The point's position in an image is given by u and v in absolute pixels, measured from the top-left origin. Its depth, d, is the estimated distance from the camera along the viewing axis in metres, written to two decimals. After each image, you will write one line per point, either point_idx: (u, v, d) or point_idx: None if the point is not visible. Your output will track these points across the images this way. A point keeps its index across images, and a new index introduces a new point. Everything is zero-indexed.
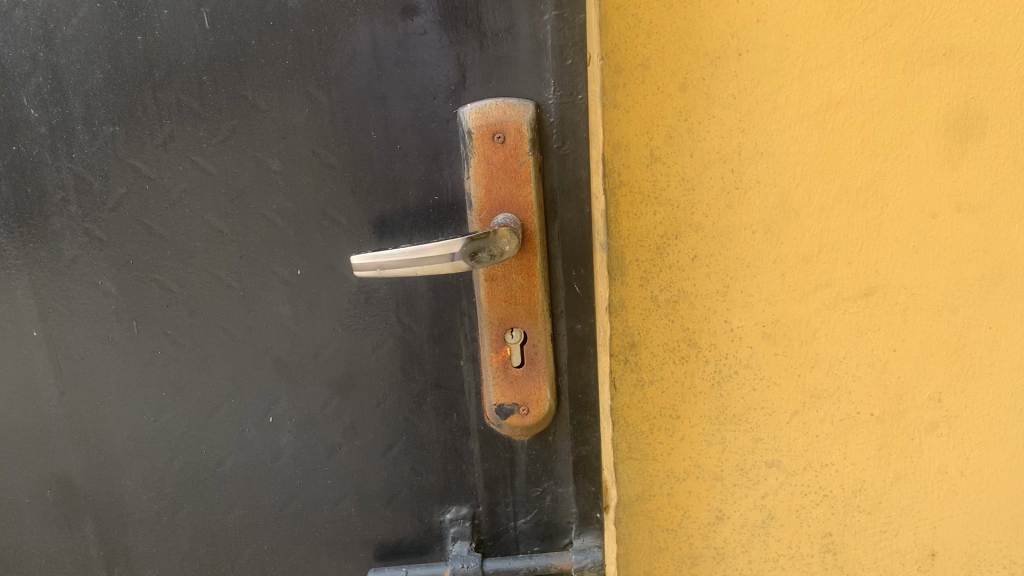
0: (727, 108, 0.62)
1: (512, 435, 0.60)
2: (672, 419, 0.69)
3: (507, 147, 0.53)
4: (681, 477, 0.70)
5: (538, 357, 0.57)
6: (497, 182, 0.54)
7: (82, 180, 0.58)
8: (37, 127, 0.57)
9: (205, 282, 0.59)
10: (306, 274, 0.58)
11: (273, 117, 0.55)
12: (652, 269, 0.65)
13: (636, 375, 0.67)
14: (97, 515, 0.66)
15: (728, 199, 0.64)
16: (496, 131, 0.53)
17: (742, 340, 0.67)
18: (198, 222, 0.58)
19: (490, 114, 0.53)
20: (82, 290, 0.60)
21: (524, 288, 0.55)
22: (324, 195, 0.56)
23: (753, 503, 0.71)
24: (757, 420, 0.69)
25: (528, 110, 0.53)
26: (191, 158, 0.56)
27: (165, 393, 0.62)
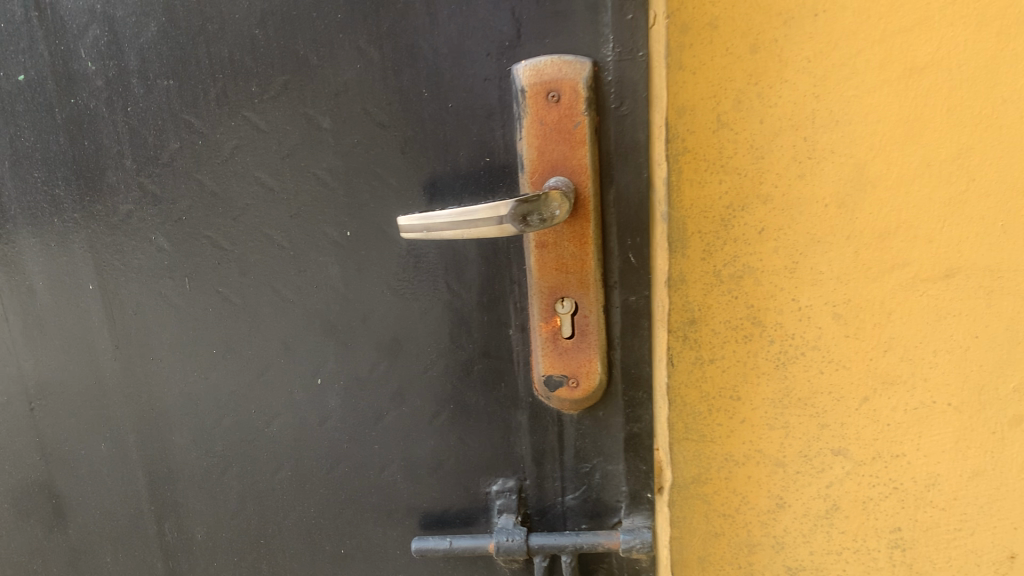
0: (801, 72, 0.58)
1: (561, 408, 0.58)
2: (732, 401, 0.66)
3: (561, 106, 0.51)
4: (740, 461, 0.67)
5: (589, 330, 0.55)
6: (550, 143, 0.51)
7: (138, 134, 0.60)
8: (95, 81, 0.59)
9: (255, 240, 0.59)
10: (356, 235, 0.57)
11: (325, 72, 0.54)
12: (714, 242, 0.62)
13: (695, 353, 0.65)
14: (148, 467, 0.68)
15: (800, 168, 0.60)
16: (550, 89, 0.51)
17: (810, 320, 0.64)
18: (251, 179, 0.58)
19: (544, 71, 0.50)
20: (137, 245, 0.62)
21: (576, 257, 0.53)
22: (374, 155, 0.55)
23: (817, 492, 0.68)
24: (824, 405, 0.66)
25: (585, 69, 0.50)
26: (243, 114, 0.57)
27: (213, 351, 0.62)
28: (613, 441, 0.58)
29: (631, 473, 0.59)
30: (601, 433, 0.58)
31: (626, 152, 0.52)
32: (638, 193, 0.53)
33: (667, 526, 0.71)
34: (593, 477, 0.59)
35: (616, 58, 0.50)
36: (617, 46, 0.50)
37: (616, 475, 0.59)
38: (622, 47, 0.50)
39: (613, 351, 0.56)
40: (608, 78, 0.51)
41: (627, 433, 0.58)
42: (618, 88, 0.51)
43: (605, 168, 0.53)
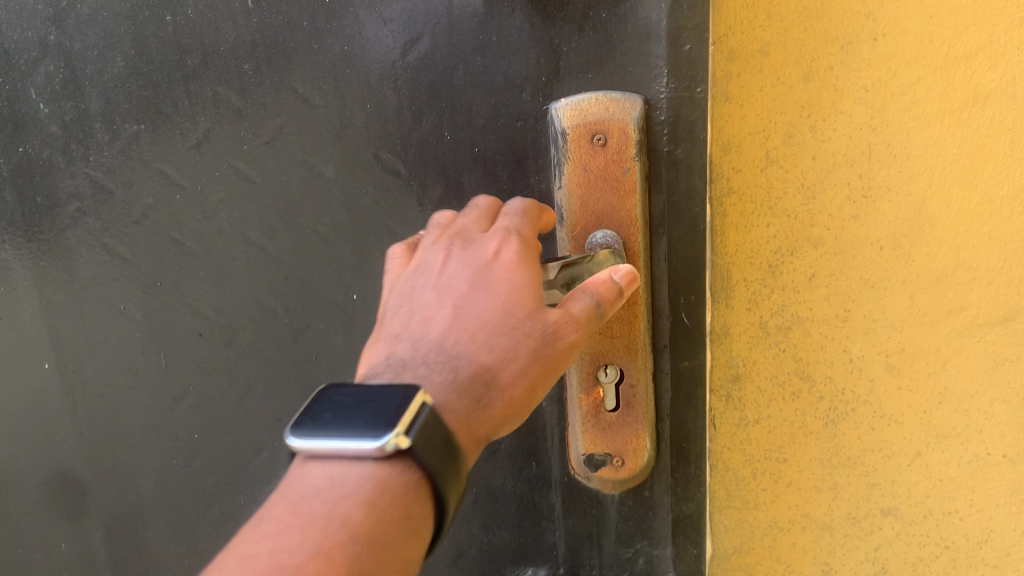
0: (857, 102, 0.53)
1: (602, 488, 0.57)
2: (778, 463, 0.61)
3: (608, 151, 0.52)
4: (785, 528, 0.62)
5: (636, 402, 0.54)
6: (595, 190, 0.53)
7: (138, 198, 0.64)
8: (100, 139, 0.63)
9: (248, 311, 0.64)
10: (361, 298, 0.61)
11: (329, 112, 0.58)
12: (761, 291, 0.57)
13: (739, 413, 0.60)
14: (166, 518, 0.70)
15: (854, 210, 0.55)
16: (595, 132, 0.52)
17: (862, 373, 0.58)
18: (250, 229, 0.62)
19: (588, 110, 0.52)
20: (107, 317, 0.67)
21: (624, 320, 0.53)
22: (384, 208, 0.59)
23: (865, 555, 0.62)
24: (874, 462, 0.60)
25: (636, 108, 0.51)
26: (229, 162, 0.61)
27: (224, 401, 0.66)
28: (657, 525, 0.58)
29: (680, 558, 0.58)
30: (648, 515, 0.58)
31: (682, 199, 0.52)
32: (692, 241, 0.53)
33: None
34: (636, 563, 0.58)
35: (670, 93, 0.51)
36: (672, 81, 0.51)
37: (663, 559, 0.58)
38: (678, 82, 0.51)
39: (662, 423, 0.56)
40: (660, 116, 0.52)
41: (676, 515, 0.57)
42: (674, 130, 0.51)
43: (657, 219, 0.53)
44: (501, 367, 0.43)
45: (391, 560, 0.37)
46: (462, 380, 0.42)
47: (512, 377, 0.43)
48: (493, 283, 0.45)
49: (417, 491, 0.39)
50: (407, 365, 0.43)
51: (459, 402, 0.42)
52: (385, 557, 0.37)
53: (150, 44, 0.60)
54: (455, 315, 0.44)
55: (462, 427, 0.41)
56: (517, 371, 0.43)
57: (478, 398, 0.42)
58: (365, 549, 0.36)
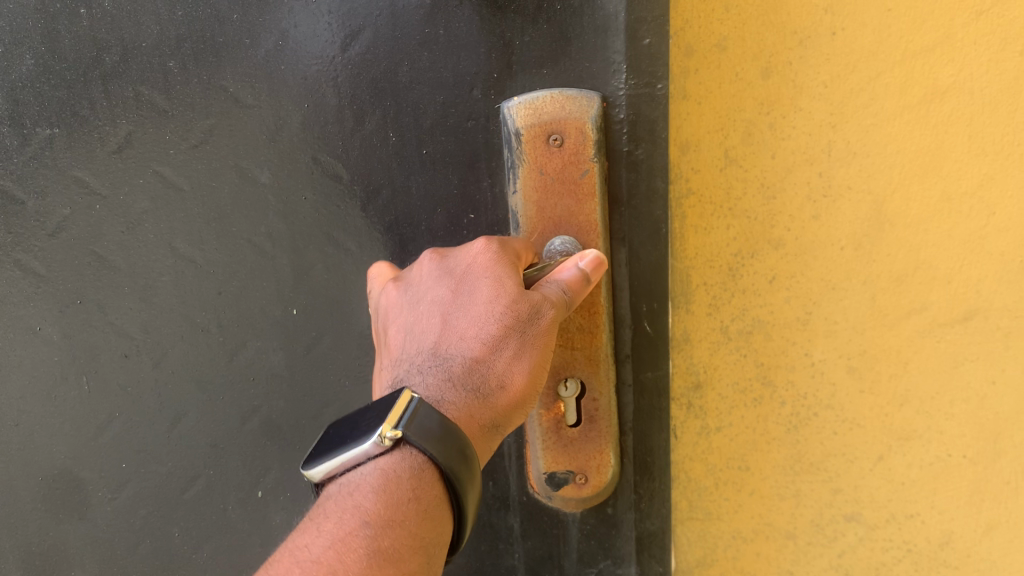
0: (816, 98, 0.53)
1: (564, 506, 0.55)
2: (740, 472, 0.59)
3: (565, 152, 0.49)
4: (749, 538, 0.60)
5: (598, 415, 0.53)
6: (550, 193, 0.50)
7: (54, 210, 0.64)
8: (15, 143, 0.64)
9: (179, 327, 0.62)
10: (301, 313, 0.59)
11: (263, 112, 0.57)
12: (722, 294, 0.56)
13: (700, 421, 0.59)
14: (94, 548, 0.68)
15: (814, 209, 0.54)
16: (551, 132, 0.49)
17: (824, 376, 0.56)
18: (177, 242, 0.61)
19: (543, 108, 0.49)
20: (25, 341, 0.66)
21: (585, 330, 0.51)
22: (325, 214, 0.57)
23: (828, 564, 0.60)
24: (837, 468, 0.58)
25: (593, 107, 0.49)
26: (153, 168, 0.61)
27: (150, 424, 0.64)
28: (621, 543, 0.55)
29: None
30: (611, 533, 0.55)
31: (643, 201, 0.50)
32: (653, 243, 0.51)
33: None
34: None
35: (629, 91, 0.49)
36: (632, 77, 0.49)
37: None
38: (637, 78, 0.49)
39: (625, 436, 0.54)
40: (619, 115, 0.49)
41: (639, 533, 0.55)
42: (634, 130, 0.50)
43: (617, 223, 0.51)
44: (492, 353, 0.42)
45: (397, 546, 0.37)
46: (457, 377, 0.42)
47: (506, 360, 0.42)
48: (472, 278, 0.44)
49: (424, 483, 0.39)
50: (408, 378, 0.44)
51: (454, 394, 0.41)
52: (387, 541, 0.36)
53: (63, 40, 0.61)
54: (445, 321, 0.44)
55: (463, 419, 0.41)
56: (508, 354, 0.42)
57: (478, 390, 0.42)
58: (373, 538, 0.36)
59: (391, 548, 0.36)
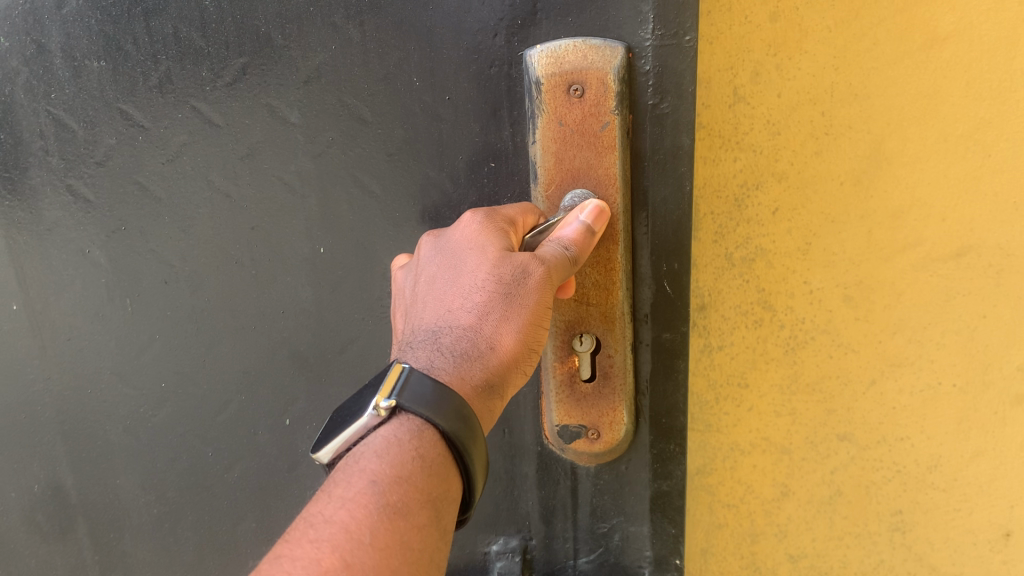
0: (821, 42, 0.55)
1: (578, 460, 0.60)
2: (740, 388, 0.63)
3: (586, 102, 0.54)
4: (746, 450, 0.64)
5: (613, 371, 0.58)
6: (572, 145, 0.55)
7: (102, 140, 0.66)
8: (62, 74, 0.66)
9: (215, 254, 0.66)
10: (328, 250, 0.63)
11: (293, 53, 0.60)
12: (727, 224, 0.59)
13: (703, 339, 0.62)
14: (135, 464, 0.72)
15: (816, 145, 0.57)
16: (572, 82, 0.54)
17: (821, 304, 0.60)
18: (216, 178, 0.65)
19: (566, 58, 0.54)
20: (74, 261, 0.69)
21: (601, 288, 0.56)
22: (352, 155, 0.61)
23: (821, 478, 0.65)
24: (832, 390, 0.63)
25: (615, 57, 0.53)
26: (192, 104, 0.64)
27: (190, 348, 0.68)
28: (635, 502, 0.61)
29: (657, 536, 0.60)
30: (623, 488, 0.60)
31: (669, 158, 0.54)
32: (676, 202, 0.55)
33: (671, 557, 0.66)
34: (611, 538, 0.61)
35: (655, 42, 0.53)
36: (658, 29, 0.53)
37: (637, 535, 0.61)
38: (663, 30, 0.53)
39: (642, 397, 0.59)
40: (644, 66, 0.53)
41: (654, 490, 0.60)
42: (659, 83, 0.54)
43: (641, 179, 0.55)
44: (482, 320, 0.49)
45: (406, 500, 0.42)
46: (451, 344, 0.49)
47: (494, 324, 0.49)
48: (462, 254, 0.51)
49: (425, 442, 0.44)
50: (409, 351, 0.50)
51: (446, 362, 0.48)
52: (395, 495, 0.41)
53: None
54: (444, 298, 0.51)
55: (457, 380, 0.47)
56: (496, 318, 0.49)
57: (469, 353, 0.48)
58: (381, 495, 0.41)
59: (399, 502, 0.41)
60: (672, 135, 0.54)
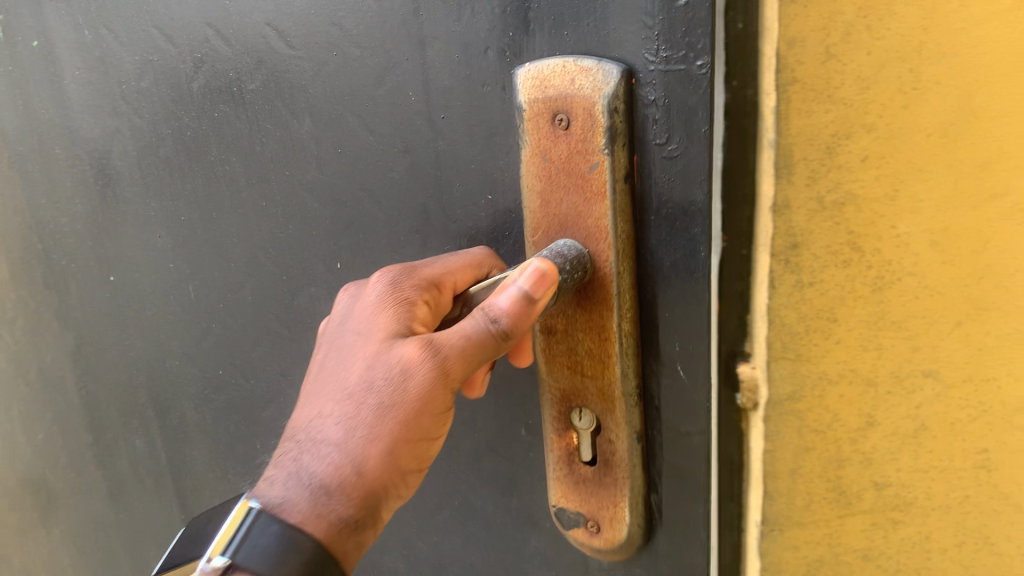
0: (910, 5, 0.61)
1: (586, 547, 0.85)
2: (829, 322, 0.71)
3: (575, 132, 0.71)
4: (834, 379, 0.72)
5: (613, 459, 0.80)
6: (564, 175, 0.74)
7: (154, 136, 1.07)
8: (128, 94, 1.07)
9: (252, 245, 1.05)
10: (343, 263, 0.97)
11: (300, 86, 0.90)
12: (820, 169, 0.66)
13: (796, 276, 0.69)
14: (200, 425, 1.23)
15: (905, 100, 0.63)
16: (561, 110, 0.71)
17: (908, 247, 0.67)
18: (254, 194, 1.01)
19: (556, 83, 0.71)
20: (152, 243, 1.16)
21: (598, 365, 0.77)
22: (356, 179, 0.91)
23: (906, 412, 0.72)
24: (917, 328, 0.69)
25: (611, 83, 0.67)
26: (221, 113, 0.99)
27: (225, 332, 1.14)
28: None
29: None
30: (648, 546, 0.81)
31: (680, 210, 0.69)
32: (685, 261, 0.70)
33: (758, 485, 0.76)
34: None
35: (659, 65, 0.65)
36: (665, 55, 0.64)
37: None
38: (667, 55, 0.64)
39: (654, 489, 0.79)
40: (649, 94, 0.67)
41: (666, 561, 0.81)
42: (661, 123, 0.67)
43: (649, 232, 0.72)
44: (351, 435, 0.78)
45: None
46: (336, 464, 0.77)
47: (363, 441, 0.77)
48: (356, 359, 0.81)
49: None
50: (304, 445, 0.80)
51: (302, 494, 0.78)
52: None
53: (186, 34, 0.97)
54: (332, 393, 0.81)
55: (315, 513, 0.77)
56: (361, 434, 0.77)
57: (344, 466, 0.77)
58: None
59: None
60: (683, 187, 0.68)
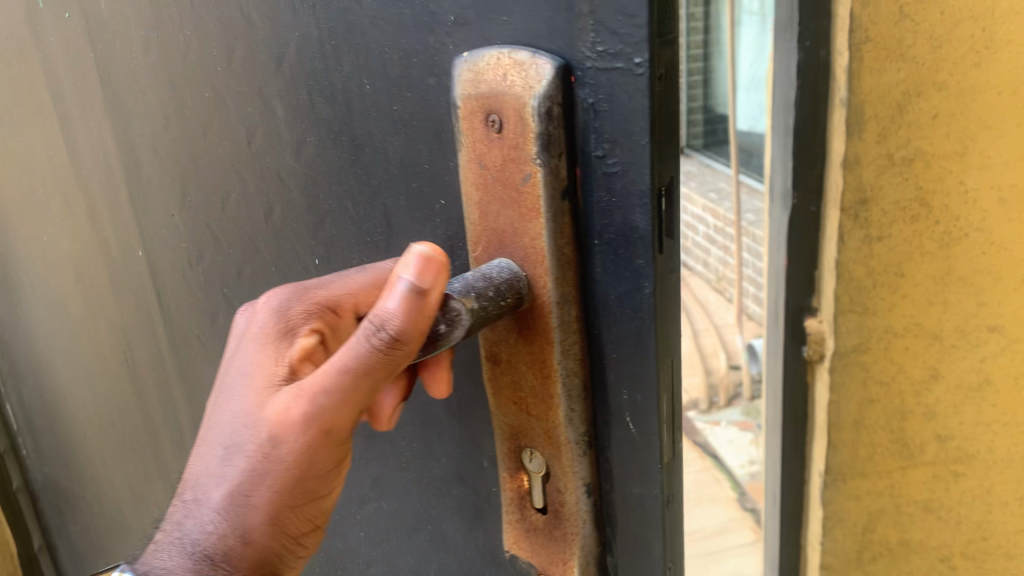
0: None
1: None
2: (895, 277, 0.72)
3: (505, 140, 0.35)
4: (900, 333, 0.74)
5: (565, 511, 0.39)
6: (496, 199, 0.37)
7: None
8: None
9: None
10: None
11: None
12: (890, 126, 0.67)
13: (865, 231, 0.71)
14: None
15: (978, 58, 0.64)
16: (489, 110, 0.35)
17: (976, 203, 0.68)
18: None
19: (483, 75, 0.35)
20: None
21: (539, 396, 0.38)
22: None
23: (971, 365, 0.73)
24: (983, 282, 0.71)
25: (539, 82, 0.33)
26: None
27: None
28: None
29: None
30: None
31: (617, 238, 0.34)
32: (631, 303, 0.35)
33: (822, 445, 0.78)
34: None
35: (596, 63, 0.32)
36: (599, 39, 0.32)
37: None
38: (606, 44, 0.31)
39: None
40: (586, 99, 0.33)
41: None
42: (603, 134, 0.33)
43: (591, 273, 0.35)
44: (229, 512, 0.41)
45: None
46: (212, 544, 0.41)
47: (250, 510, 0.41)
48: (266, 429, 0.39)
49: None
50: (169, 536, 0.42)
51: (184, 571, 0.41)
52: None
53: None
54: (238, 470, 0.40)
55: None
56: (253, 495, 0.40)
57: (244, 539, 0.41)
58: None
59: None
60: (618, 206, 0.33)
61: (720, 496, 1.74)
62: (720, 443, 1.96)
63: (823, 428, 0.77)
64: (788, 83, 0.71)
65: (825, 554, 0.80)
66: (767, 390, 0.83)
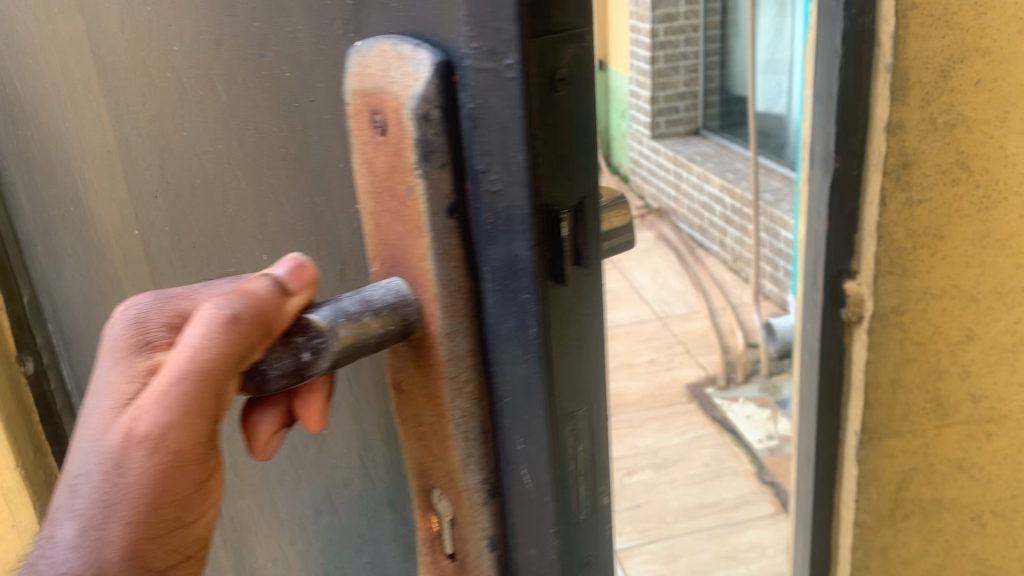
0: None
1: None
2: (934, 239, 0.72)
3: (389, 148, 0.25)
4: (938, 294, 0.73)
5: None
6: (380, 219, 0.27)
7: None
8: None
9: None
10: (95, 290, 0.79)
11: None
12: (933, 91, 0.67)
13: (906, 194, 0.70)
14: None
15: (1021, 24, 0.65)
16: (369, 111, 0.25)
17: (1016, 167, 0.69)
18: None
19: (360, 69, 0.25)
20: None
21: (439, 438, 0.28)
22: None
23: (1006, 326, 0.74)
24: (1020, 246, 0.71)
25: (421, 81, 0.24)
26: None
27: None
28: None
29: None
30: None
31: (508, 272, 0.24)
32: (528, 356, 0.25)
33: (859, 407, 0.77)
34: None
35: (474, 62, 0.23)
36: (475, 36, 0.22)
37: None
38: (481, 39, 0.22)
39: None
40: (467, 102, 0.23)
41: None
42: (484, 138, 0.23)
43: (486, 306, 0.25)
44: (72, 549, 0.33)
45: None
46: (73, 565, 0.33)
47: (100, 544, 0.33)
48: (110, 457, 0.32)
49: None
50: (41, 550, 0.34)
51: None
52: None
53: None
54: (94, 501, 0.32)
55: None
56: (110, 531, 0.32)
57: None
58: None
59: None
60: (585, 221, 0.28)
61: (740, 471, 1.53)
62: (737, 418, 1.67)
63: (859, 389, 0.77)
64: (829, 51, 0.69)
65: (859, 511, 0.81)
66: (800, 354, 0.83)
